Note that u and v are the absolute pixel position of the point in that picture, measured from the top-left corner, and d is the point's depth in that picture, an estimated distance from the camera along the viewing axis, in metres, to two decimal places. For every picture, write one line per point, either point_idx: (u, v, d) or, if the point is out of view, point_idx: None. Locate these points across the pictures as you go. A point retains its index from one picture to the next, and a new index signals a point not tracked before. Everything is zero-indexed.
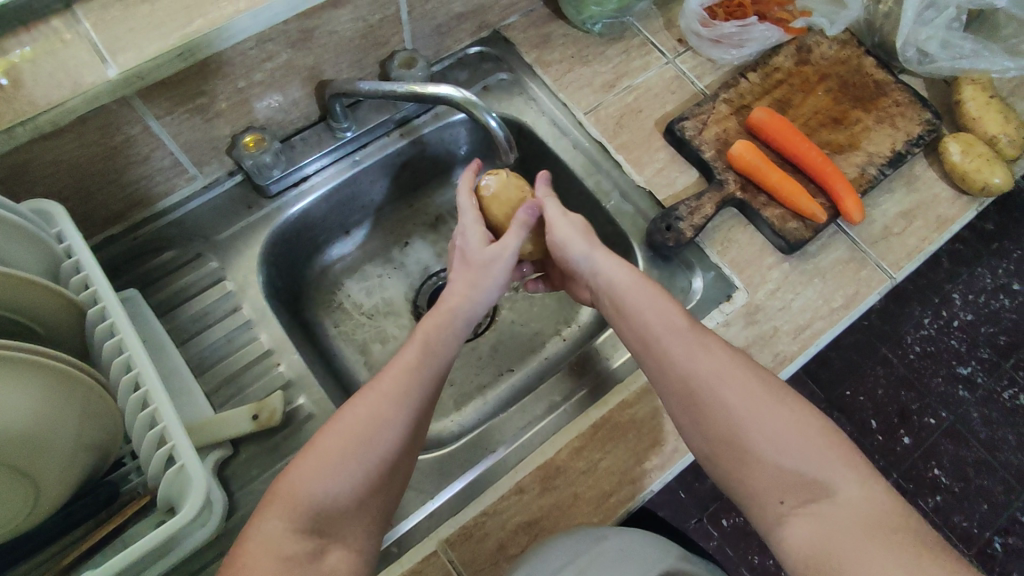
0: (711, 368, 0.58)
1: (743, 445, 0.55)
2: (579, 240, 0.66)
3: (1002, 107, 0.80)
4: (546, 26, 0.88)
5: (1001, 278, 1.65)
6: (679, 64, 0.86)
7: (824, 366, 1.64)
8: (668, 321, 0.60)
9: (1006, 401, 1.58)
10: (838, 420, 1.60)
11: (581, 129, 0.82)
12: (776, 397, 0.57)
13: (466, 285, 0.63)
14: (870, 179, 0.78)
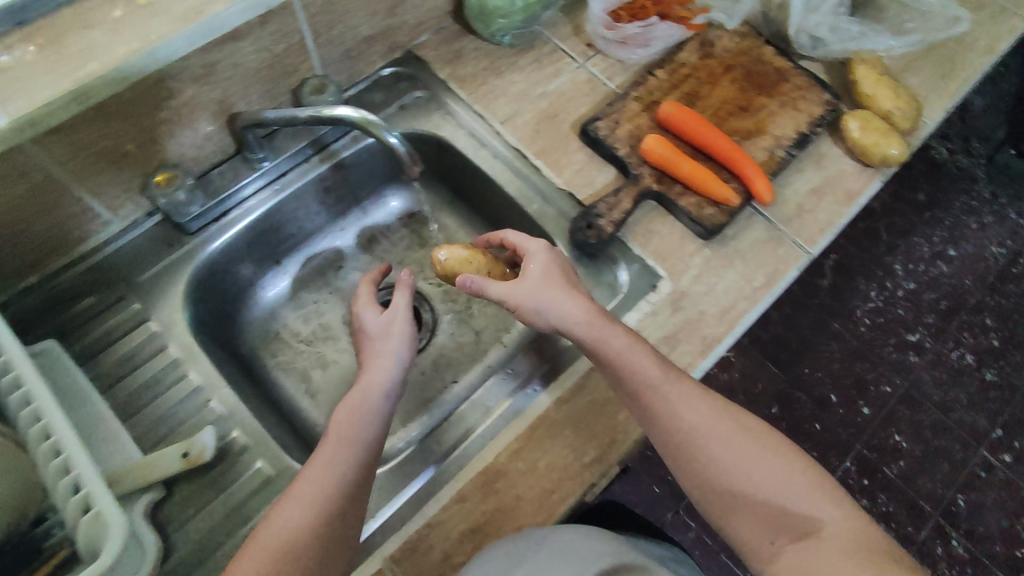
0: (693, 420, 0.62)
1: (730, 489, 0.61)
2: (534, 304, 0.66)
3: (893, 83, 0.85)
4: (457, 42, 0.90)
5: (937, 246, 1.77)
6: (589, 67, 0.89)
7: (780, 345, 1.69)
8: (646, 375, 0.62)
9: (953, 361, 1.67)
10: (800, 398, 1.64)
11: (500, 138, 0.84)
12: (755, 441, 0.63)
13: (376, 358, 0.66)
14: (779, 161, 0.81)
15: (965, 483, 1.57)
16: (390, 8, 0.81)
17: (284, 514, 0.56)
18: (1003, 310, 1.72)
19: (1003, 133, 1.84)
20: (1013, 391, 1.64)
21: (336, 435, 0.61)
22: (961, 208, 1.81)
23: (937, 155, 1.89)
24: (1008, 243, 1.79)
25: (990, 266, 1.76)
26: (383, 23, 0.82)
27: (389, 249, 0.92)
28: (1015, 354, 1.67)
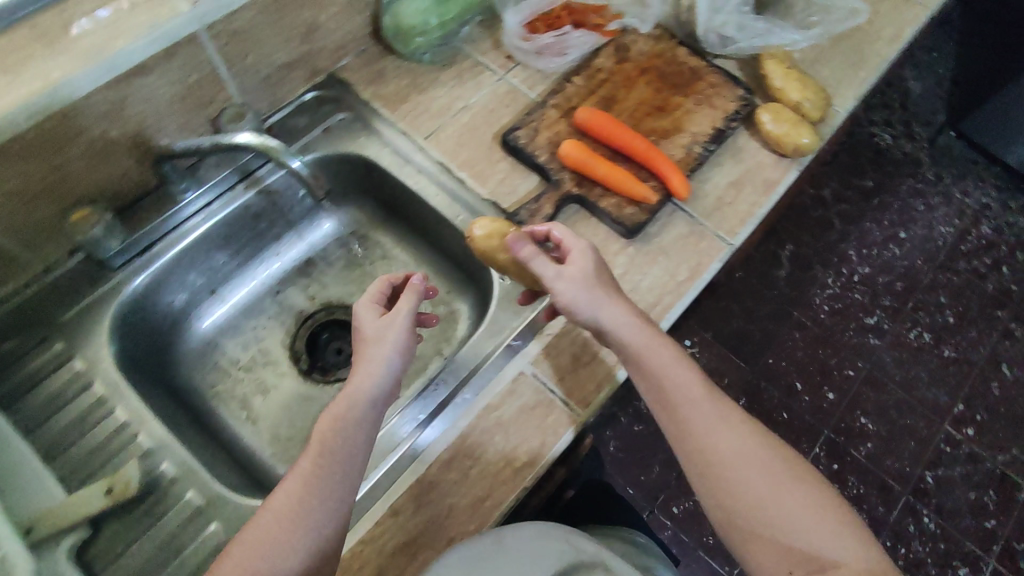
0: (727, 440, 0.59)
1: (752, 518, 0.57)
2: (584, 296, 0.64)
3: (801, 75, 0.88)
4: (378, 62, 0.91)
5: (888, 229, 1.83)
6: (510, 78, 0.90)
7: (743, 338, 1.71)
8: (679, 389, 0.62)
9: (912, 340, 1.71)
10: (766, 389, 1.67)
11: (425, 153, 0.85)
12: (796, 477, 0.58)
13: (370, 363, 0.61)
14: (696, 157, 0.83)
15: (932, 460, 1.59)
16: (305, 34, 0.82)
17: (262, 535, 0.54)
18: (954, 287, 1.77)
19: (943, 117, 1.98)
20: (971, 365, 1.69)
21: (320, 456, 0.58)
22: (907, 191, 1.88)
23: (880, 142, 1.95)
24: (955, 223, 1.85)
25: (940, 246, 1.82)
26: (299, 49, 0.83)
27: (327, 271, 0.93)
28: (970, 330, 1.73)
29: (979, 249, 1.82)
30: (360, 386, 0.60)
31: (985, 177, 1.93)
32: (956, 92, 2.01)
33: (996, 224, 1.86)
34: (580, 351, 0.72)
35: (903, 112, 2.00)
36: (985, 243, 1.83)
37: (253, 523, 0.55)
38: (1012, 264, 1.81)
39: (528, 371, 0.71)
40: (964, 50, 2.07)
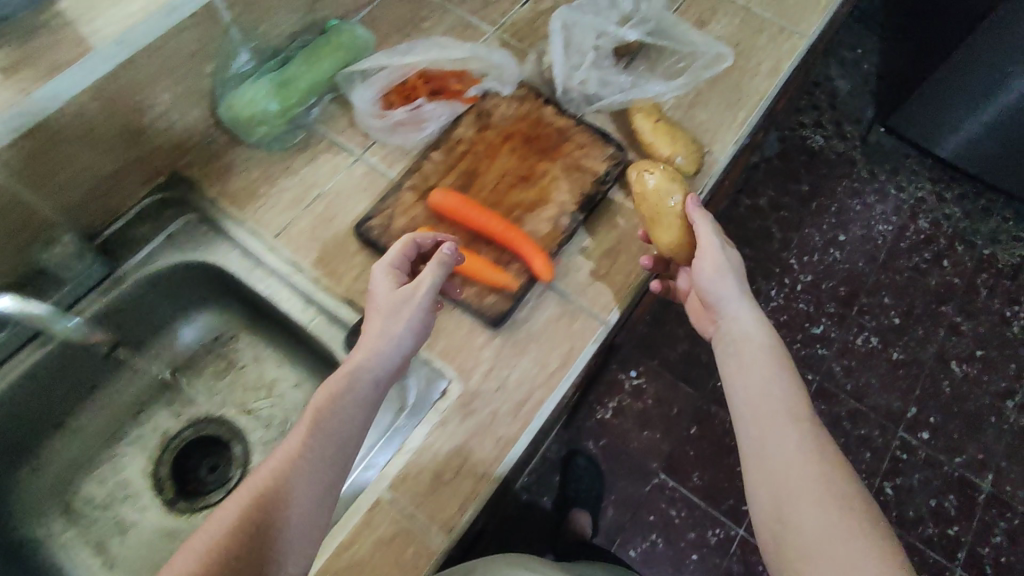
0: (806, 467, 0.57)
1: (806, 539, 0.54)
2: (732, 276, 0.71)
3: (669, 126, 0.83)
4: (226, 153, 0.84)
5: (828, 234, 1.79)
6: (368, 158, 0.85)
7: (690, 362, 1.57)
8: (770, 402, 0.62)
9: (860, 346, 1.65)
10: (718, 413, 1.52)
11: (276, 252, 0.79)
12: (869, 527, 0.53)
13: (386, 334, 0.63)
14: (564, 230, 0.78)
15: (890, 469, 1.53)
16: (128, 139, 0.76)
17: (244, 510, 0.52)
18: (897, 287, 1.73)
19: (871, 114, 1.95)
20: (921, 364, 1.64)
21: (315, 433, 0.57)
22: (843, 193, 1.85)
23: (812, 144, 1.91)
24: (893, 221, 1.81)
25: (879, 245, 1.78)
26: (125, 155, 0.77)
27: (194, 382, 0.86)
28: (917, 328, 1.68)
29: (918, 244, 1.79)
30: (373, 356, 0.62)
31: (919, 170, 1.88)
32: (882, 88, 1.98)
33: (933, 217, 1.82)
34: (441, 468, 0.67)
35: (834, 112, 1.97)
36: (923, 238, 1.80)
37: (231, 499, 0.53)
38: (952, 257, 1.77)
39: (385, 497, 0.65)
40: (886, 46, 2.06)
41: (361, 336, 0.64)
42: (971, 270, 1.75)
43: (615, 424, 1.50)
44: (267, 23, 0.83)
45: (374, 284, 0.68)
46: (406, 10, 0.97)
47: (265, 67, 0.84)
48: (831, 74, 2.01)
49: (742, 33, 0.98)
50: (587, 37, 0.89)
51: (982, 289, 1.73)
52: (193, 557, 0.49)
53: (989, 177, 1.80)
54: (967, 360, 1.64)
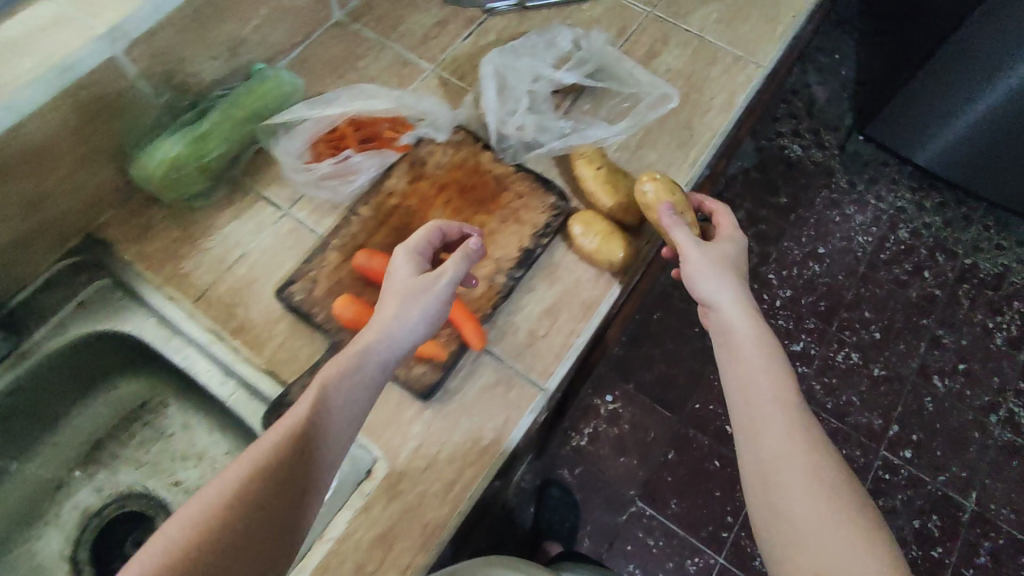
0: (797, 455, 0.54)
1: (797, 528, 0.51)
2: (712, 273, 0.67)
3: (612, 172, 0.78)
4: (144, 212, 0.79)
5: (807, 246, 1.63)
6: (295, 213, 0.80)
7: (666, 385, 1.41)
8: (760, 391, 0.60)
9: (840, 363, 1.50)
10: (695, 437, 1.36)
11: (193, 320, 0.74)
12: (860, 519, 0.50)
13: (399, 320, 0.60)
14: (499, 290, 0.74)
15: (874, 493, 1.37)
16: (28, 207, 0.71)
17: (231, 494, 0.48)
18: (879, 300, 1.57)
19: (851, 120, 1.78)
20: (903, 381, 1.49)
21: (318, 419, 0.53)
22: (823, 202, 1.68)
23: (791, 154, 1.73)
24: (873, 232, 1.65)
25: (859, 256, 1.62)
26: (26, 225, 0.72)
27: (116, 454, 0.82)
28: (899, 343, 1.53)
29: (899, 255, 1.62)
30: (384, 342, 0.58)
31: (898, 178, 1.71)
32: (862, 92, 1.79)
33: (913, 226, 1.66)
34: (363, 558, 0.63)
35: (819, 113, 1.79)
36: (904, 248, 1.63)
37: (225, 474, 0.49)
38: (932, 267, 1.62)
39: None
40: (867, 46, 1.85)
41: (375, 317, 0.61)
42: (952, 281, 1.60)
43: (591, 451, 1.34)
44: (182, 74, 0.78)
45: (394, 264, 0.64)
46: (340, 49, 0.92)
47: (181, 121, 0.79)
48: (810, 80, 1.84)
49: (694, 64, 0.92)
50: (522, 80, 0.84)
51: (964, 300, 1.58)
52: (168, 542, 0.45)
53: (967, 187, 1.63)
54: (950, 376, 1.50)
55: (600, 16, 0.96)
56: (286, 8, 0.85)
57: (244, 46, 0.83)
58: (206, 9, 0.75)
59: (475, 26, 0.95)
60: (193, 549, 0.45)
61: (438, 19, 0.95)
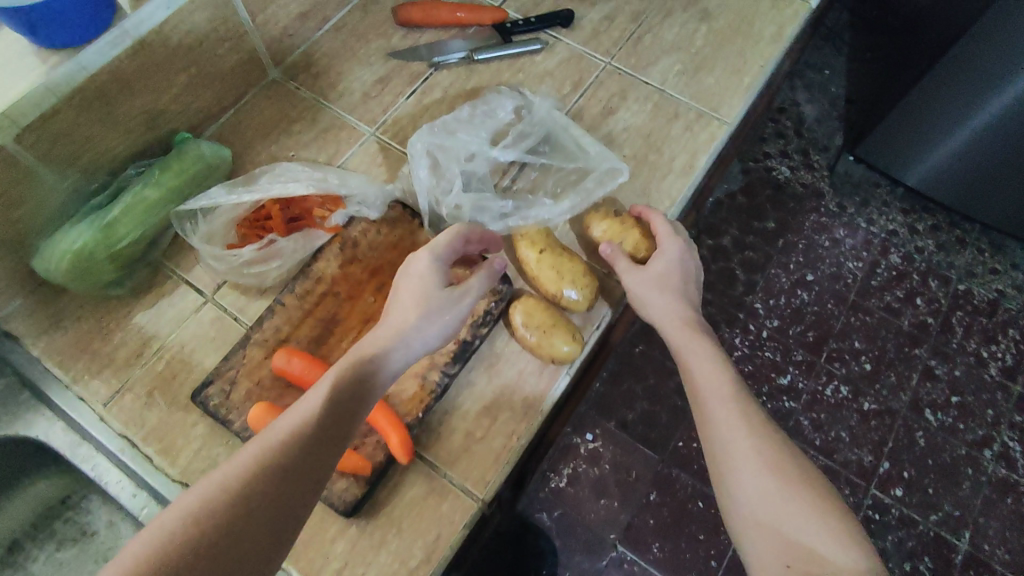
0: (750, 445, 0.58)
1: (761, 518, 0.55)
2: (652, 293, 0.70)
3: (557, 254, 0.71)
4: (55, 301, 0.74)
5: (795, 273, 1.39)
6: (218, 300, 0.75)
7: (649, 424, 1.24)
8: (713, 391, 0.62)
9: (829, 399, 1.29)
10: (679, 477, 1.20)
11: (104, 425, 0.69)
12: (808, 486, 0.56)
13: (413, 318, 0.60)
14: (432, 389, 0.68)
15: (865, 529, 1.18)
16: None
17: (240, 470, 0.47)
18: (870, 329, 1.35)
19: (841, 141, 1.52)
20: (894, 416, 1.27)
21: (329, 408, 0.52)
22: (811, 227, 1.44)
23: (777, 176, 1.48)
24: (863, 257, 1.41)
25: (850, 284, 1.39)
26: None
27: (34, 557, 0.77)
28: (890, 375, 1.30)
29: (891, 282, 1.39)
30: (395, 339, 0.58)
31: (890, 201, 1.47)
32: (854, 110, 1.55)
33: (905, 250, 1.43)
34: None
35: (821, 121, 1.54)
36: (896, 274, 1.40)
37: (243, 455, 0.49)
38: (926, 293, 1.38)
39: None
40: (858, 66, 1.59)
41: (394, 314, 0.60)
42: (946, 309, 1.37)
43: (570, 494, 1.19)
44: (90, 153, 0.72)
45: (420, 261, 0.63)
46: (274, 111, 0.87)
47: (95, 206, 0.74)
48: (799, 96, 1.56)
49: (654, 121, 0.86)
50: (458, 159, 0.77)
51: (958, 330, 1.35)
52: (181, 514, 0.45)
53: (962, 209, 1.41)
54: (943, 410, 1.28)
55: (555, 68, 0.90)
56: (210, 73, 0.80)
57: (163, 117, 0.77)
58: (111, 85, 0.69)
59: (420, 82, 0.89)
60: (196, 531, 0.44)
61: (380, 75, 0.89)
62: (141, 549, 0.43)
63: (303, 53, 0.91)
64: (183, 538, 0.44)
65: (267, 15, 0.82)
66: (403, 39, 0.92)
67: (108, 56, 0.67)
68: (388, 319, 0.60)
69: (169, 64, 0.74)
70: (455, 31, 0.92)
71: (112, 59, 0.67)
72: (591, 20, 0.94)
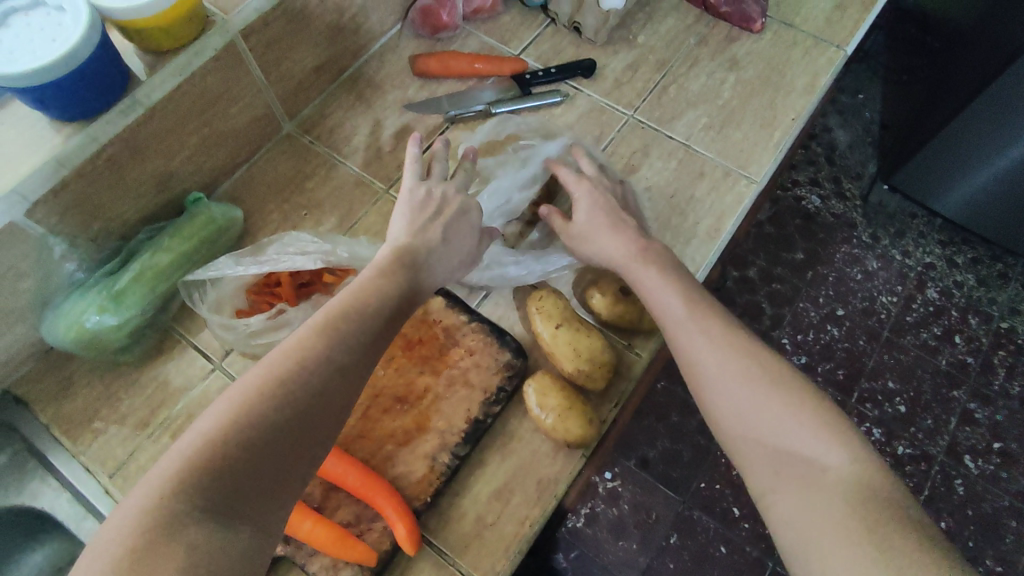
0: (722, 358, 0.58)
1: (744, 430, 0.55)
2: (593, 233, 0.70)
3: (574, 330, 0.69)
4: (65, 366, 0.73)
5: (824, 306, 1.32)
6: (226, 367, 0.73)
7: (670, 462, 1.18)
8: (675, 312, 0.62)
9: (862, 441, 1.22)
10: (701, 519, 1.14)
11: (110, 498, 0.68)
12: (780, 382, 0.55)
13: (453, 241, 0.65)
14: (441, 472, 0.65)
15: None
16: None
17: (292, 358, 0.50)
18: (905, 368, 1.27)
19: (874, 168, 1.44)
20: (930, 462, 1.20)
21: (378, 308, 0.56)
22: (842, 258, 1.36)
23: (808, 206, 1.41)
24: (898, 290, 1.33)
25: (883, 319, 1.31)
26: None
27: None
28: (926, 418, 1.23)
29: (927, 318, 1.31)
30: (437, 258, 0.63)
31: (927, 232, 1.39)
32: (889, 138, 1.46)
33: (943, 284, 1.34)
34: None
35: (853, 149, 1.46)
36: (933, 309, 1.32)
37: (303, 339, 0.51)
38: (965, 331, 1.30)
39: None
40: (893, 89, 1.50)
41: (435, 236, 0.63)
42: (989, 347, 1.28)
43: (587, 534, 1.14)
44: (102, 220, 0.71)
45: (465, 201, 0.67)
46: (289, 167, 0.85)
47: (105, 272, 0.72)
48: (829, 122, 1.48)
49: (679, 180, 0.83)
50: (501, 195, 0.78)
51: (1000, 371, 1.26)
52: (251, 384, 0.48)
53: (1003, 241, 1.33)
54: (983, 457, 1.20)
55: (575, 122, 0.87)
56: (223, 132, 0.79)
57: (175, 178, 0.76)
58: (121, 154, 0.68)
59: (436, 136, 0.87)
60: (265, 400, 0.48)
61: (396, 128, 0.88)
62: (209, 428, 0.46)
63: (318, 105, 0.89)
64: (247, 418, 0.46)
65: (281, 71, 0.80)
66: (419, 90, 0.90)
67: (118, 125, 0.66)
68: (431, 239, 0.63)
69: (181, 127, 0.72)
70: (473, 81, 0.90)
71: (123, 129, 0.66)
72: (614, 69, 0.90)
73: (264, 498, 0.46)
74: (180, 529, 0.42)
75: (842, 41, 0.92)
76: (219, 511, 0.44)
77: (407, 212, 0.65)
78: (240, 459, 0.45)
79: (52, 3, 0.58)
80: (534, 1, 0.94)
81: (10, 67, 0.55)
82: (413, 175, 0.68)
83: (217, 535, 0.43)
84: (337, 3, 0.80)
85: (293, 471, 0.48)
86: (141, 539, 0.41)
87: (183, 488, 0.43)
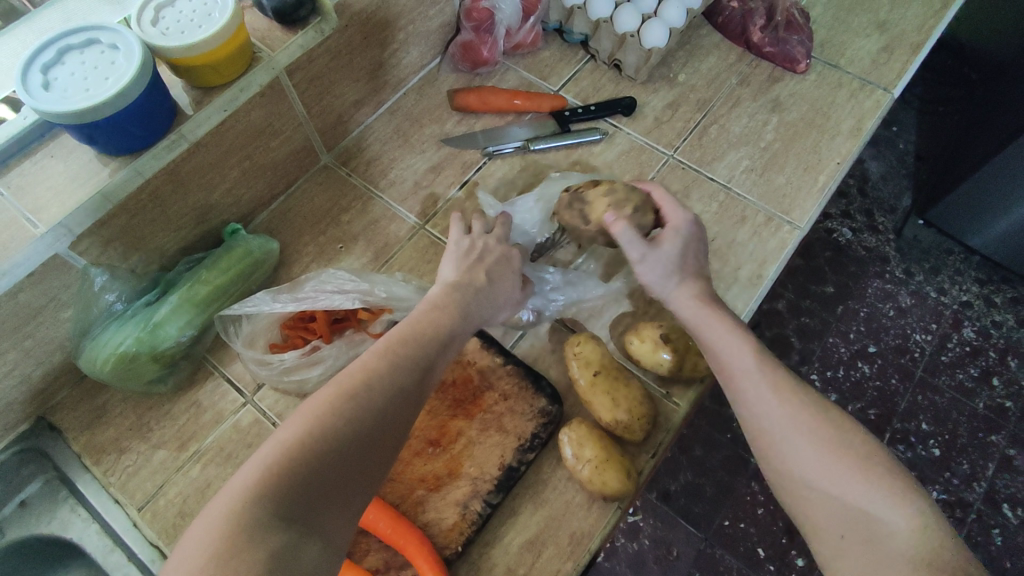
0: (790, 422, 0.54)
1: (808, 491, 0.53)
2: (678, 270, 0.63)
3: (612, 379, 0.67)
4: (100, 394, 0.73)
5: (854, 343, 1.27)
6: (258, 402, 0.73)
7: (692, 496, 1.15)
8: (743, 366, 0.57)
9: None
10: (724, 559, 1.10)
11: (136, 531, 0.68)
12: (846, 442, 0.53)
13: (498, 285, 0.65)
14: (473, 521, 0.64)
15: None
16: None
17: (357, 377, 0.50)
18: (939, 410, 1.21)
19: (910, 201, 1.39)
20: (966, 509, 1.14)
21: (431, 334, 0.57)
22: (874, 293, 1.31)
23: (838, 239, 1.36)
24: (932, 328, 1.28)
25: (916, 358, 1.26)
26: None
27: None
28: (962, 463, 1.17)
29: (964, 358, 1.25)
30: (485, 298, 0.63)
31: (964, 268, 1.33)
32: (925, 170, 1.41)
33: (980, 323, 1.28)
34: None
35: (887, 181, 1.41)
36: (970, 349, 1.26)
37: (364, 361, 0.52)
38: (1004, 373, 1.23)
39: None
40: (929, 120, 1.46)
41: (483, 275, 0.64)
42: None
43: (605, 569, 1.11)
44: (142, 251, 0.72)
45: (507, 249, 0.68)
46: (325, 199, 0.86)
47: (143, 303, 0.72)
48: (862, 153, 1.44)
49: (719, 224, 0.81)
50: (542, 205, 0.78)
51: None
52: (320, 401, 0.48)
53: None
54: None
55: (614, 162, 0.86)
56: (264, 164, 0.79)
57: (215, 211, 0.77)
58: (164, 187, 0.68)
59: (474, 171, 0.86)
60: (335, 414, 0.47)
61: (433, 161, 0.87)
62: (284, 439, 0.46)
63: (357, 136, 0.90)
64: (323, 430, 0.46)
65: (322, 105, 0.81)
66: (457, 124, 0.90)
67: (163, 160, 0.66)
68: (481, 278, 0.63)
69: (223, 162, 0.73)
70: (511, 117, 0.90)
71: (167, 162, 0.66)
72: (654, 107, 0.89)
73: (332, 513, 0.45)
74: (257, 534, 0.41)
75: (889, 84, 0.90)
76: (296, 520, 0.43)
77: (453, 258, 0.65)
78: (315, 471, 0.45)
79: (105, 41, 0.59)
80: (574, 38, 0.94)
81: (63, 106, 0.55)
82: (458, 226, 0.69)
83: (292, 541, 0.42)
84: (379, 39, 0.81)
85: (357, 490, 0.47)
86: (223, 546, 0.40)
87: (262, 498, 0.42)
